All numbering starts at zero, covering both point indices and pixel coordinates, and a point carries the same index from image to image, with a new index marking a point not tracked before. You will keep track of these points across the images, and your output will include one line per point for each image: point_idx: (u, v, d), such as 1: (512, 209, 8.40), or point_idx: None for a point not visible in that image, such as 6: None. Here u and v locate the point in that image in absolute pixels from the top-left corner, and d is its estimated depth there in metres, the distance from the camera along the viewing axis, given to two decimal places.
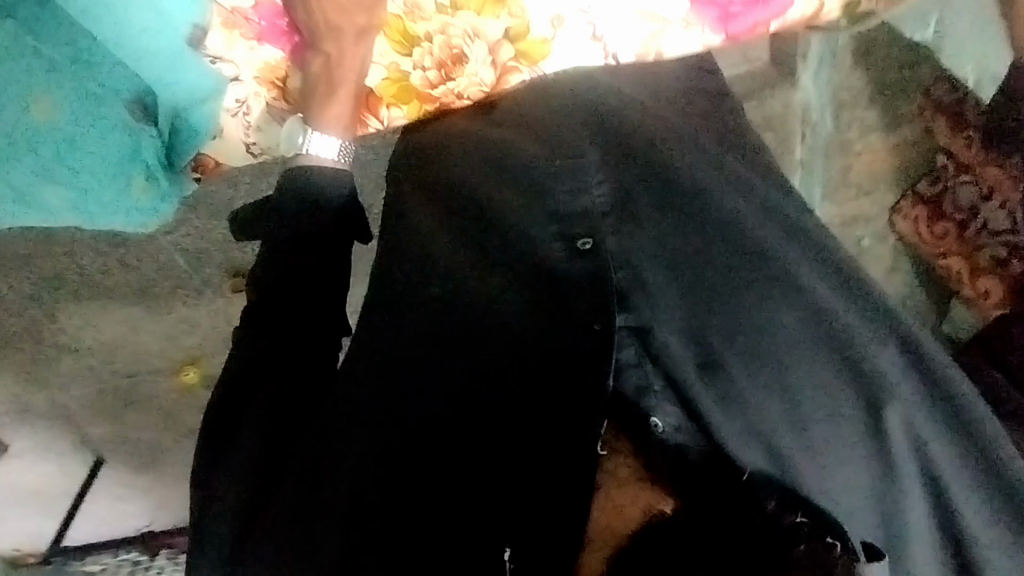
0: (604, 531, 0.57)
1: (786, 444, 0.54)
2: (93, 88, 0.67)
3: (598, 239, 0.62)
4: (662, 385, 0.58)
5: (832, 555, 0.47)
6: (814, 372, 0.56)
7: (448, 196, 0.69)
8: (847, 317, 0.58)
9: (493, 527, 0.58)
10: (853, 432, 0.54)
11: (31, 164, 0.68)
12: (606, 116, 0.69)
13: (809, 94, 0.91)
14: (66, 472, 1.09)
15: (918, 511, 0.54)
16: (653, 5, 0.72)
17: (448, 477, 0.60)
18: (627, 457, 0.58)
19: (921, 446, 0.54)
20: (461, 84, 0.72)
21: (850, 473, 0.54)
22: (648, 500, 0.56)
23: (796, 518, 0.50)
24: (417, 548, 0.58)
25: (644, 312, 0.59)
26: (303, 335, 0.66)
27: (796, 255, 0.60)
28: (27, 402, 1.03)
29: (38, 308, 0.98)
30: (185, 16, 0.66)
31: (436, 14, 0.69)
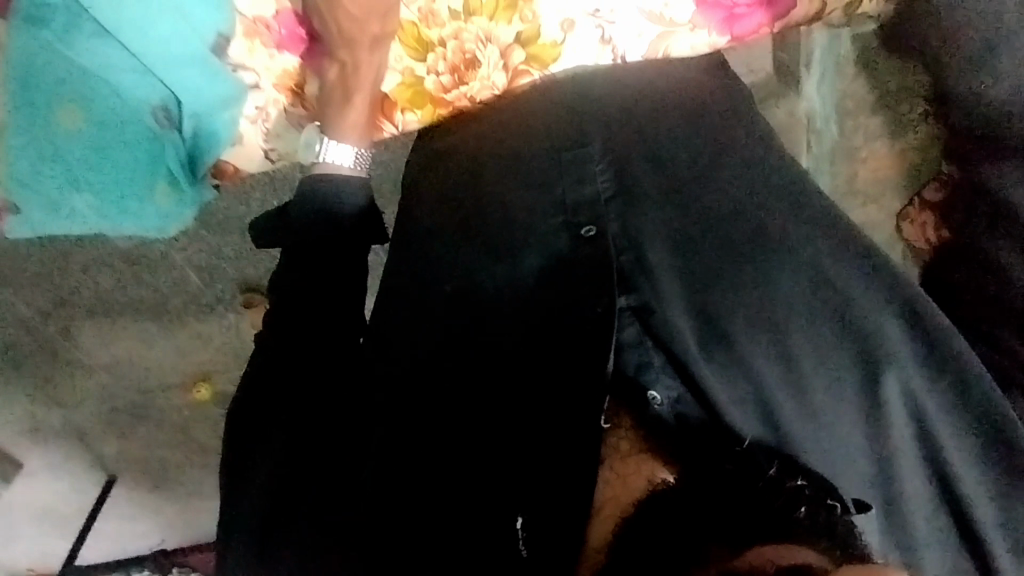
0: (610, 502, 0.54)
1: (782, 404, 0.57)
2: (121, 95, 0.69)
3: (602, 226, 0.64)
4: (663, 362, 0.58)
5: (836, 517, 0.48)
6: (814, 337, 0.59)
7: (460, 189, 0.71)
8: (846, 282, 0.61)
9: (501, 496, 0.57)
10: (851, 393, 0.58)
11: (61, 170, 0.71)
12: (612, 117, 0.70)
13: (813, 102, 0.97)
14: (79, 490, 1.10)
15: (912, 463, 0.58)
16: (661, 8, 0.74)
17: (455, 447, 0.60)
18: (627, 431, 0.57)
19: (915, 405, 0.58)
20: (474, 88, 0.74)
21: (848, 432, 0.57)
22: (651, 470, 0.55)
23: (797, 482, 0.51)
24: (428, 511, 0.59)
25: (646, 291, 0.61)
26: (324, 321, 0.69)
27: (804, 233, 0.63)
28: (41, 420, 1.06)
29: (53, 325, 1.01)
30: (210, 25, 0.67)
31: (449, 19, 0.71)
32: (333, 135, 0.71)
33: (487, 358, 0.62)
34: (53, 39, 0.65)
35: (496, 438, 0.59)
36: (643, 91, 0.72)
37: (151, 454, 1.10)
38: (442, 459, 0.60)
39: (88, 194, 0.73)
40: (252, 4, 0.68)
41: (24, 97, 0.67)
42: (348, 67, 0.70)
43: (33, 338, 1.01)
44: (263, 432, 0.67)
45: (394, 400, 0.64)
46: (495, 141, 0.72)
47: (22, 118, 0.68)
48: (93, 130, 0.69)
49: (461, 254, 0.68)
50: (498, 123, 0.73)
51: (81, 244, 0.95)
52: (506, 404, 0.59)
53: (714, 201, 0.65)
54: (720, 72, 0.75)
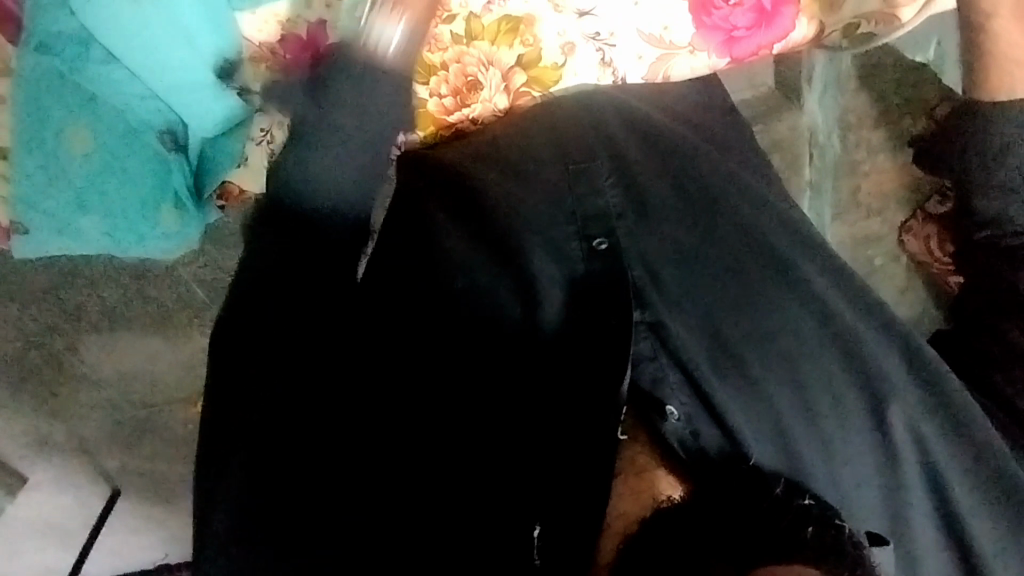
0: (621, 517, 0.55)
1: (794, 430, 0.58)
2: (128, 119, 0.70)
3: (614, 239, 0.64)
4: (678, 379, 0.59)
5: (844, 537, 0.47)
6: (823, 371, 0.61)
7: (476, 201, 0.67)
8: (854, 325, 0.63)
9: (512, 519, 0.56)
10: (862, 430, 0.60)
11: (69, 193, 0.71)
12: (614, 129, 0.70)
13: (815, 118, 0.94)
14: (84, 504, 1.08)
15: (920, 506, 0.60)
16: (660, 31, 0.75)
17: (462, 474, 0.57)
18: (643, 446, 0.57)
19: (924, 449, 0.60)
20: (476, 109, 0.75)
21: (858, 465, 0.59)
22: (663, 488, 0.56)
23: (805, 501, 0.51)
24: (435, 544, 0.55)
25: (658, 308, 0.61)
26: (300, 329, 0.60)
27: (808, 264, 0.65)
28: (48, 435, 1.06)
29: (60, 340, 1.02)
30: (215, 49, 0.68)
31: (452, 43, 0.72)
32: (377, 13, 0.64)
33: (494, 379, 0.60)
34: (63, 66, 0.66)
35: (505, 468, 0.57)
36: (650, 112, 0.73)
37: (155, 470, 1.08)
38: (450, 492, 0.57)
39: (95, 217, 0.73)
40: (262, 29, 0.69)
41: (35, 121, 0.68)
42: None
43: (41, 352, 1.03)
44: (221, 459, 0.57)
45: (394, 423, 0.59)
46: (500, 154, 0.70)
47: (30, 143, 0.69)
48: (101, 153, 0.70)
49: (465, 268, 0.64)
50: (502, 132, 0.72)
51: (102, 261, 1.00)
52: (514, 432, 0.58)
53: (718, 221, 0.66)
54: (706, 97, 0.79)
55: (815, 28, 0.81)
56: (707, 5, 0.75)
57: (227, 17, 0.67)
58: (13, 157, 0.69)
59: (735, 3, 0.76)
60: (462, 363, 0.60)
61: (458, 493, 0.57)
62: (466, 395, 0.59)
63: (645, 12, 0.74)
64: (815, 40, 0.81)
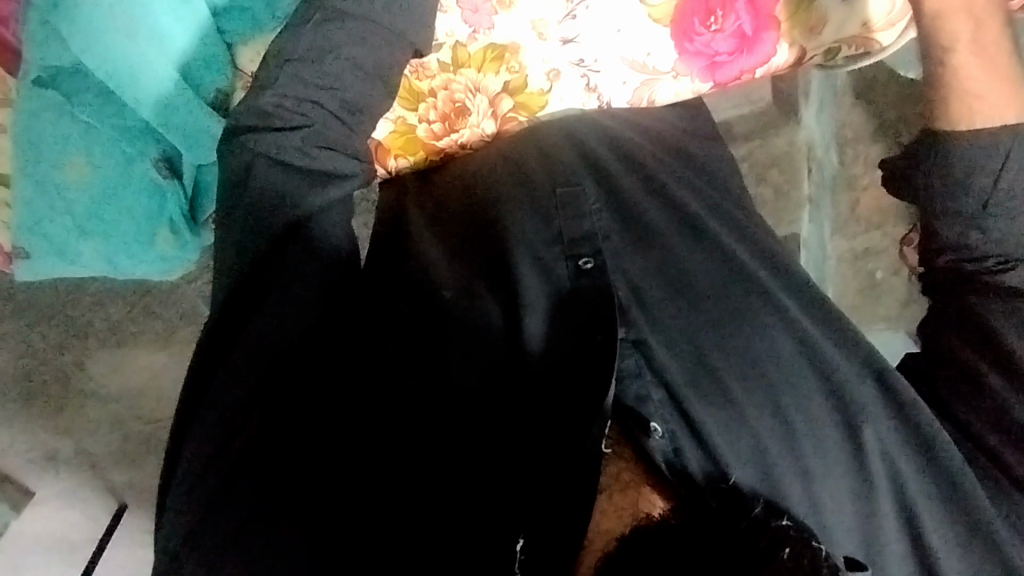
0: (602, 534, 0.53)
1: (774, 452, 0.58)
2: (125, 150, 0.71)
3: (599, 259, 0.64)
4: (661, 396, 0.59)
5: (819, 557, 0.47)
6: (803, 393, 0.62)
7: (467, 211, 0.70)
8: (826, 347, 0.64)
9: (490, 524, 0.55)
10: (839, 453, 0.61)
11: (69, 220, 0.73)
12: (599, 153, 0.72)
13: (813, 131, 0.96)
14: (89, 517, 1.09)
15: (891, 524, 0.62)
16: (643, 57, 0.77)
17: (440, 481, 0.57)
18: (628, 463, 0.56)
19: (894, 470, 0.62)
20: (464, 134, 0.76)
21: (837, 491, 0.60)
22: (646, 505, 0.54)
23: (781, 522, 0.51)
24: (411, 547, 0.55)
25: (643, 326, 0.62)
26: (284, 335, 0.61)
27: (780, 291, 0.66)
28: (55, 449, 1.07)
29: (67, 356, 1.04)
30: (212, 81, 0.70)
31: (439, 71, 0.74)
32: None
33: (473, 393, 0.60)
34: (61, 100, 0.68)
35: (486, 485, 0.57)
36: (636, 137, 0.75)
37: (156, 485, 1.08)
38: (421, 511, 0.56)
39: (95, 242, 0.74)
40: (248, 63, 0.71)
41: (32, 151, 0.69)
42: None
43: (46, 369, 1.04)
44: (199, 461, 0.58)
45: (376, 427, 0.60)
46: (486, 182, 0.71)
47: (30, 170, 0.70)
48: (98, 181, 0.72)
49: (451, 285, 0.65)
50: (492, 156, 0.73)
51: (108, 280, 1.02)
52: (491, 447, 0.58)
53: (699, 247, 0.67)
54: (691, 123, 0.80)
55: (796, 54, 0.80)
56: (688, 31, 0.77)
57: (222, 52, 0.70)
58: (15, 185, 0.71)
59: (716, 29, 0.77)
60: (446, 377, 0.61)
61: (430, 510, 0.56)
62: (445, 408, 0.60)
63: (629, 38, 0.76)
64: (795, 63, 0.81)
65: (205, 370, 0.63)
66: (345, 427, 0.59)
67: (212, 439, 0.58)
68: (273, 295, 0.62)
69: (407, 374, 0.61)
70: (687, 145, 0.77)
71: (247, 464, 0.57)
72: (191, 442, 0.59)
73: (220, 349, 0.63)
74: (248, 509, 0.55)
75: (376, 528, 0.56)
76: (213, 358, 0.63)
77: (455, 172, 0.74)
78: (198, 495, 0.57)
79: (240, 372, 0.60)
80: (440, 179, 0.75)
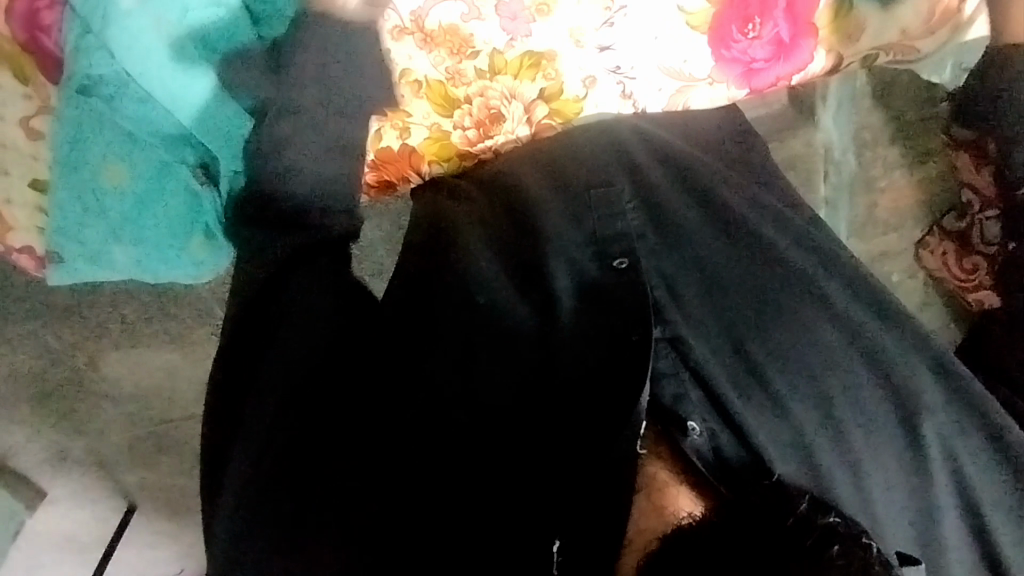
0: (643, 534, 0.54)
1: (821, 449, 0.59)
2: (163, 155, 0.70)
3: (634, 258, 0.66)
4: (698, 395, 0.60)
5: (871, 558, 0.47)
6: (850, 384, 0.62)
7: (503, 207, 0.72)
8: (877, 335, 0.65)
9: (535, 520, 0.55)
10: (898, 445, 0.61)
11: (103, 226, 0.71)
12: (638, 149, 0.73)
13: (831, 134, 0.90)
14: (100, 518, 1.10)
15: (948, 513, 0.63)
16: (681, 64, 0.76)
17: (476, 475, 0.58)
18: (666, 462, 0.57)
19: (953, 457, 0.63)
20: (499, 140, 0.77)
21: (891, 484, 0.60)
22: (684, 504, 0.55)
23: (829, 519, 0.51)
24: (451, 540, 0.55)
25: (678, 324, 0.62)
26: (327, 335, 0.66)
27: (833, 285, 0.68)
28: (65, 449, 1.03)
29: (78, 357, 0.99)
30: (251, 90, 0.68)
31: (475, 78, 0.74)
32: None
33: (512, 387, 0.61)
34: (103, 107, 0.66)
35: (516, 487, 0.57)
36: (675, 140, 0.75)
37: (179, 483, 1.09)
38: (461, 505, 0.57)
39: (128, 246, 0.73)
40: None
41: (70, 158, 0.68)
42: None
43: (60, 370, 0.99)
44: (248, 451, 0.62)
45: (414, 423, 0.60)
46: (526, 181, 0.72)
47: (69, 175, 0.68)
48: (137, 187, 0.70)
49: (492, 283, 0.66)
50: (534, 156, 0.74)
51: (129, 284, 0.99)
52: (528, 446, 0.59)
53: (731, 244, 0.68)
54: (731, 128, 0.80)
55: (833, 60, 0.81)
56: (724, 39, 0.76)
57: (261, 60, 0.68)
58: (52, 190, 0.69)
59: (753, 36, 0.77)
60: (471, 377, 0.62)
61: (468, 505, 0.57)
62: (483, 404, 0.61)
63: (666, 45, 0.76)
64: (832, 70, 0.82)
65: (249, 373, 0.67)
66: (367, 433, 0.60)
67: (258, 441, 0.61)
68: (296, 312, 0.66)
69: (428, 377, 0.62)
70: (719, 146, 0.79)
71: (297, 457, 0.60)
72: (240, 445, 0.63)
73: (263, 347, 0.68)
74: (284, 519, 0.58)
75: (416, 520, 0.56)
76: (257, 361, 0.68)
77: (490, 174, 0.75)
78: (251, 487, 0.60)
79: (266, 388, 0.64)
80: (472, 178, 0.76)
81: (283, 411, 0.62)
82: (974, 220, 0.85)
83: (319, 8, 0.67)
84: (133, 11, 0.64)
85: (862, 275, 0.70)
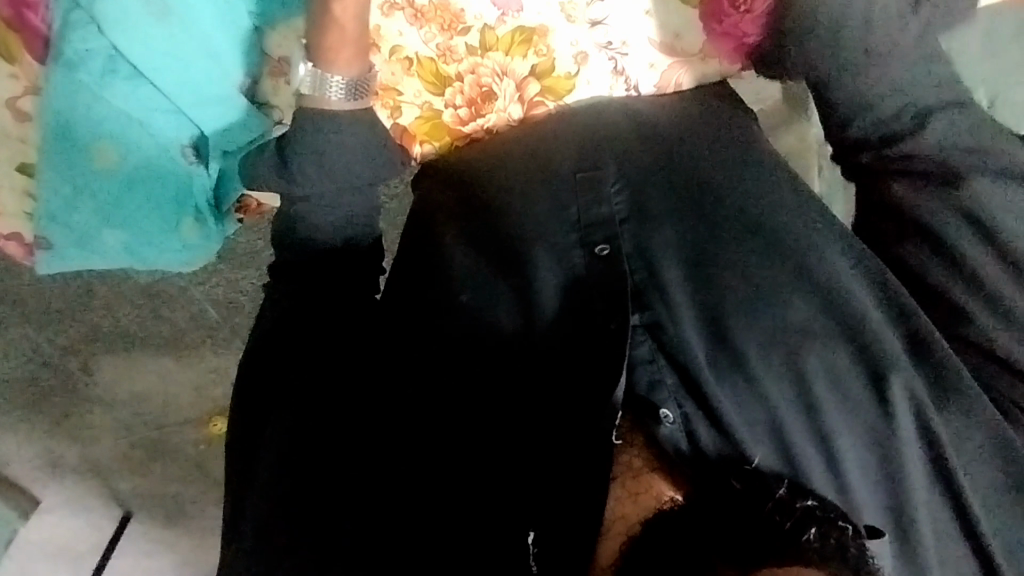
0: (620, 520, 0.58)
1: (794, 432, 0.60)
2: (152, 135, 0.69)
3: (615, 245, 0.66)
4: (674, 381, 0.61)
5: (847, 539, 0.52)
6: (828, 365, 0.62)
7: (481, 200, 0.70)
8: (865, 314, 0.65)
9: (535, 505, 0.60)
10: (872, 428, 0.62)
11: (93, 210, 0.71)
12: (646, 126, 0.73)
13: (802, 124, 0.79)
14: (93, 526, 1.01)
15: (926, 502, 0.61)
16: (672, 39, 0.76)
17: (481, 466, 0.62)
18: (640, 449, 0.59)
19: (931, 442, 0.62)
20: (491, 119, 0.76)
21: (862, 467, 0.61)
22: (661, 490, 0.58)
23: (807, 502, 0.55)
24: (466, 529, 0.61)
25: (658, 309, 0.63)
26: (331, 337, 0.67)
27: (818, 261, 0.67)
28: (60, 456, 1.01)
29: (74, 361, 1.00)
30: (238, 68, 0.69)
31: (467, 55, 0.75)
32: (320, 67, 0.66)
33: (505, 377, 0.63)
34: (91, 83, 0.65)
35: (496, 481, 0.61)
36: (659, 116, 0.74)
37: (169, 490, 1.03)
38: (468, 496, 0.61)
39: (119, 231, 0.73)
40: (276, 94, 0.72)
41: (61, 139, 0.67)
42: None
43: (54, 374, 1.00)
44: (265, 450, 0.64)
45: (419, 419, 0.64)
46: (509, 165, 0.72)
47: (57, 158, 0.68)
48: (127, 169, 0.70)
49: (471, 269, 0.68)
50: (529, 138, 0.73)
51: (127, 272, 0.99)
52: (520, 433, 0.61)
53: (728, 225, 0.67)
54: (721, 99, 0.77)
55: None
56: (715, 13, 0.76)
57: (251, 36, 0.69)
58: (39, 173, 0.69)
59: (745, 10, 0.74)
60: (452, 375, 0.65)
61: (476, 495, 0.61)
62: (482, 396, 0.63)
63: (656, 19, 0.76)
64: None
65: (256, 377, 0.68)
66: (361, 435, 0.64)
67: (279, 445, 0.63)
68: (295, 312, 0.68)
69: (414, 376, 0.65)
70: (707, 121, 0.74)
71: (319, 456, 0.63)
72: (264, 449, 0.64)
73: (267, 350, 0.68)
74: (314, 515, 0.62)
75: (435, 513, 0.61)
76: (262, 365, 0.68)
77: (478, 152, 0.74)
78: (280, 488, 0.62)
79: (266, 393, 0.67)
80: (448, 161, 0.75)
81: (299, 411, 0.64)
82: None
83: (313, 105, 0.66)
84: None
85: (862, 252, 0.69)
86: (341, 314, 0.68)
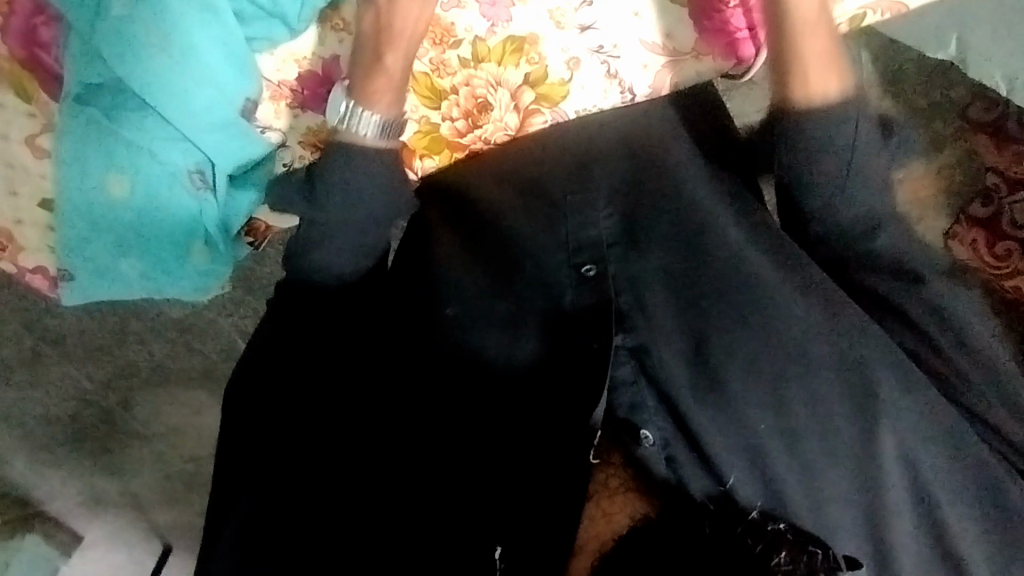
0: (593, 538, 0.63)
1: (773, 455, 0.62)
2: (161, 161, 0.71)
3: (603, 266, 0.66)
4: (656, 404, 0.64)
5: (815, 562, 0.55)
6: (808, 383, 0.63)
7: (471, 224, 0.71)
8: (844, 329, 0.65)
9: (521, 514, 0.63)
10: (850, 451, 0.62)
11: (111, 241, 0.74)
12: (638, 139, 0.72)
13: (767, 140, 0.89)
14: (136, 562, 1.01)
15: (904, 526, 0.62)
16: (660, 36, 0.75)
17: (473, 475, 0.64)
18: (616, 469, 0.65)
19: (910, 468, 0.62)
20: (488, 130, 0.77)
21: (837, 488, 0.61)
22: (630, 508, 0.64)
23: (779, 525, 0.58)
24: (457, 537, 0.63)
25: (643, 331, 0.64)
26: (330, 346, 0.67)
27: (807, 281, 0.66)
28: (99, 490, 1.02)
29: (110, 397, 1.02)
30: (240, 91, 0.70)
31: (460, 68, 0.74)
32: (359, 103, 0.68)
33: (496, 389, 0.65)
34: (101, 117, 0.69)
35: (487, 489, 0.64)
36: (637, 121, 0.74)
37: None
38: (461, 503, 0.63)
39: (135, 259, 0.76)
40: (276, 118, 0.74)
41: (74, 171, 0.71)
42: (384, 17, 0.67)
43: (93, 411, 1.02)
44: (264, 455, 0.65)
45: (415, 429, 0.65)
46: (493, 190, 0.72)
47: (76, 192, 0.72)
48: (138, 196, 0.72)
49: (459, 291, 0.68)
50: (519, 155, 0.73)
51: (160, 306, 1.01)
52: (509, 443, 0.64)
53: (727, 234, 0.67)
54: (714, 99, 0.77)
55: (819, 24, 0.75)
56: (706, 8, 0.74)
57: (248, 57, 0.69)
58: (60, 205, 0.72)
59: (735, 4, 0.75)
60: (438, 393, 0.66)
61: (468, 503, 0.63)
62: (475, 407, 0.65)
63: (646, 19, 0.75)
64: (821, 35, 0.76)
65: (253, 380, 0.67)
66: (344, 450, 0.65)
67: (280, 449, 0.65)
68: (293, 323, 0.68)
69: (398, 391, 0.66)
70: (693, 127, 0.74)
71: (317, 463, 0.64)
72: (264, 451, 0.65)
73: (263, 356, 0.68)
74: (309, 522, 0.63)
75: (428, 520, 0.63)
76: (261, 369, 0.68)
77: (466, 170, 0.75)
78: (275, 493, 0.64)
79: (254, 408, 0.67)
80: (441, 177, 0.76)
81: (300, 417, 0.66)
82: (1002, 205, 0.89)
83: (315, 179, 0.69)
84: (125, 16, 0.65)
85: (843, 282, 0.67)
86: (337, 325, 0.68)
